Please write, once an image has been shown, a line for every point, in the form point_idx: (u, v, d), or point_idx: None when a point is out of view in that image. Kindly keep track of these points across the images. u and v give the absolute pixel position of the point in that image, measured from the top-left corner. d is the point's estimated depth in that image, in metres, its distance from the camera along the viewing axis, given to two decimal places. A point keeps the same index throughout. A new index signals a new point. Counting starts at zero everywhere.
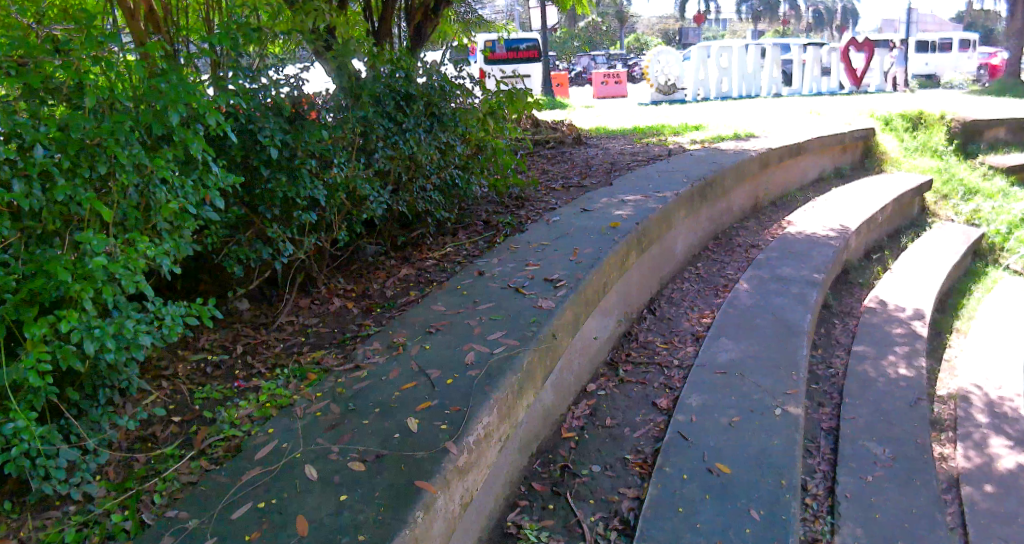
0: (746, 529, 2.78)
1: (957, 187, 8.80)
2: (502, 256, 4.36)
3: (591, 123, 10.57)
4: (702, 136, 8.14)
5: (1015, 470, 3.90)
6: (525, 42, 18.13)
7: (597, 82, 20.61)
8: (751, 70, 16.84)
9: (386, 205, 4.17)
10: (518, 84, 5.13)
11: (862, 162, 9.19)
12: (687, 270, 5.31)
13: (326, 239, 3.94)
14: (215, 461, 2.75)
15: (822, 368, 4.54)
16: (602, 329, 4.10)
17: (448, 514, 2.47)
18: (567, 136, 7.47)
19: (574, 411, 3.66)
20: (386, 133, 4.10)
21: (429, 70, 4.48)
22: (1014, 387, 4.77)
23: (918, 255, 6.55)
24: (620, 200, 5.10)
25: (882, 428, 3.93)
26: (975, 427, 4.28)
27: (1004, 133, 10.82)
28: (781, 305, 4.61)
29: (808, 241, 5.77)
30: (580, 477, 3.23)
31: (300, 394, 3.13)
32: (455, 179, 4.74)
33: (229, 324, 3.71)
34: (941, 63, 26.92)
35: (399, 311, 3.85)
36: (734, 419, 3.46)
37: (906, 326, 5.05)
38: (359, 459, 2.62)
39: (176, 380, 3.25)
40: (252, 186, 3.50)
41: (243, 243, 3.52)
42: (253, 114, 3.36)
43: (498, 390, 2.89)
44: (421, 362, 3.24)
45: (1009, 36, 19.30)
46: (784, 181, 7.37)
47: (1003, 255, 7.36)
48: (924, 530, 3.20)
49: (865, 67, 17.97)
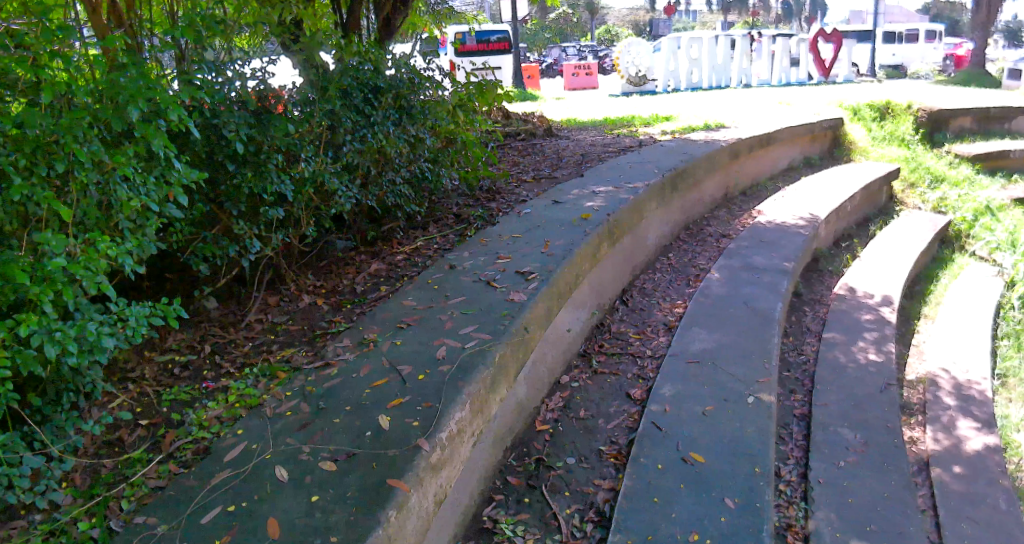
0: (721, 518, 2.79)
1: (924, 174, 8.90)
2: (473, 248, 4.34)
3: (562, 115, 10.53)
4: (673, 126, 8.18)
5: (982, 451, 3.99)
6: (496, 34, 18.26)
7: (567, 74, 20.57)
8: (721, 61, 16.94)
9: (355, 199, 4.12)
10: (488, 74, 5.10)
11: (830, 151, 9.30)
12: (659, 260, 5.32)
13: (294, 234, 3.88)
14: (184, 464, 2.70)
15: (793, 356, 4.59)
16: (575, 321, 4.10)
17: (422, 512, 2.46)
18: (539, 128, 7.46)
19: (547, 404, 3.65)
20: (354, 126, 4.04)
21: (398, 61, 4.43)
22: (980, 370, 4.87)
23: (886, 243, 6.64)
24: (592, 192, 5.09)
25: (854, 413, 3.98)
26: (944, 410, 4.37)
27: (968, 123, 11.04)
28: (753, 293, 4.65)
29: (779, 230, 5.82)
30: (555, 469, 3.22)
31: (269, 393, 3.09)
32: (425, 172, 4.70)
33: (196, 323, 3.64)
34: (908, 54, 27.38)
35: (369, 307, 3.82)
36: (709, 408, 3.47)
37: (875, 313, 5.12)
38: (330, 458, 2.59)
39: (142, 382, 3.19)
40: (218, 182, 3.44)
41: (209, 241, 3.46)
42: (218, 108, 3.30)
43: (469, 385, 2.87)
44: (392, 357, 3.21)
45: (973, 28, 19.52)
46: (754, 171, 7.44)
47: (970, 242, 7.46)
48: (895, 514, 3.26)
49: (834, 58, 18.14)
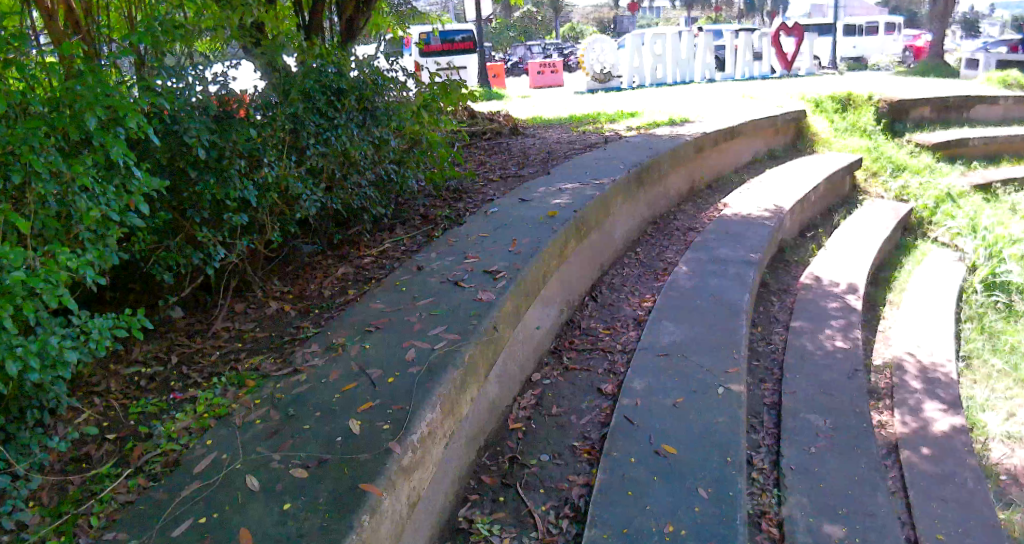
0: (695, 509, 2.82)
1: (886, 163, 9.06)
2: (441, 249, 4.33)
3: (528, 113, 10.54)
4: (638, 122, 8.24)
5: (949, 432, 4.07)
6: (460, 34, 18.21)
7: (533, 73, 20.56)
8: (685, 56, 17.08)
9: (320, 203, 4.09)
10: (453, 74, 5.11)
11: (793, 143, 9.43)
12: (627, 255, 5.36)
13: (259, 240, 3.84)
14: (153, 477, 2.65)
15: (761, 345, 4.65)
16: (544, 319, 4.11)
17: (396, 515, 2.45)
18: (504, 127, 7.45)
19: (520, 402, 3.65)
20: (317, 129, 4.01)
21: (360, 62, 4.40)
22: (945, 352, 4.98)
23: (850, 231, 6.75)
24: (558, 189, 5.10)
25: (823, 399, 4.04)
26: (911, 394, 4.45)
27: (928, 112, 11.26)
28: (720, 285, 4.70)
29: (744, 222, 5.89)
30: (529, 467, 3.23)
31: (238, 402, 3.04)
32: (391, 173, 4.67)
33: (162, 334, 3.58)
34: (868, 46, 27.83)
35: (337, 311, 3.79)
36: (679, 400, 3.50)
37: (841, 300, 5.21)
38: (301, 465, 2.57)
39: (109, 395, 3.13)
40: (180, 189, 3.39)
41: (173, 249, 3.40)
42: (178, 114, 3.25)
43: (440, 386, 2.87)
44: (361, 361, 3.19)
45: (931, 19, 19.88)
46: (719, 165, 7.52)
47: (931, 228, 7.62)
48: (866, 497, 3.31)
49: (796, 51, 18.38)
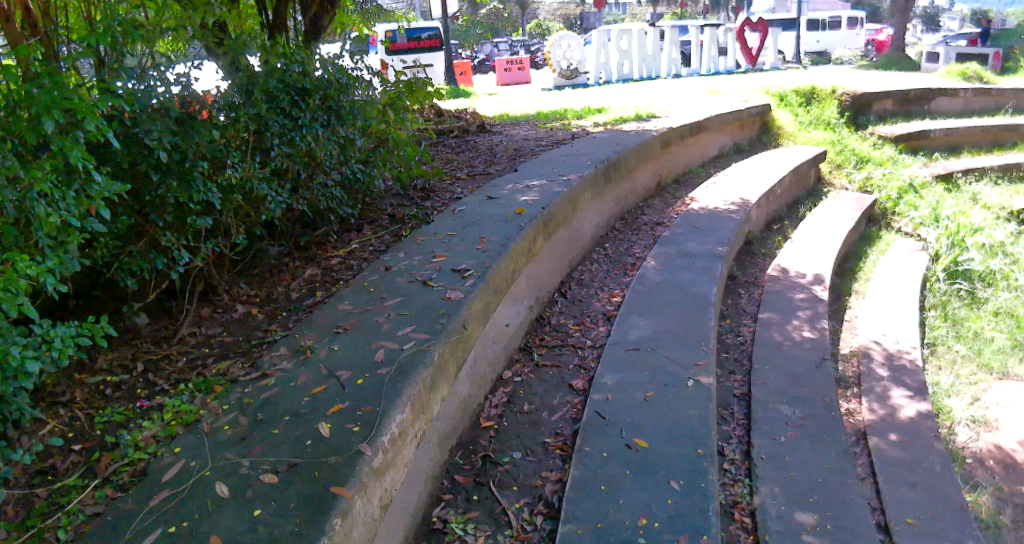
0: (668, 501, 2.84)
1: (850, 156, 9.21)
2: (409, 248, 4.30)
3: (495, 111, 10.53)
4: (605, 118, 8.27)
5: (916, 418, 4.15)
6: (427, 32, 18.13)
7: (500, 70, 20.53)
8: (651, 52, 17.19)
9: (286, 204, 4.03)
10: (419, 73, 5.08)
11: (759, 137, 9.55)
12: (595, 251, 5.39)
13: (224, 243, 3.78)
14: (121, 488, 2.59)
15: (731, 337, 4.70)
16: (514, 316, 4.11)
17: (368, 517, 2.44)
18: (471, 124, 7.42)
19: (491, 400, 3.65)
20: (281, 130, 3.96)
21: (325, 61, 4.37)
22: (910, 340, 5.07)
23: (815, 223, 6.85)
24: (526, 186, 5.11)
25: (792, 389, 4.10)
26: (878, 381, 4.53)
27: (890, 105, 11.46)
28: (688, 279, 4.73)
29: (711, 216, 5.94)
30: (502, 464, 3.23)
31: (206, 408, 3.00)
32: (357, 173, 4.63)
33: (127, 341, 3.51)
34: (830, 40, 28.39)
35: (305, 314, 3.75)
36: (650, 394, 3.52)
37: (808, 291, 5.28)
38: (270, 470, 2.54)
39: (74, 405, 3.06)
40: (142, 193, 3.32)
41: (135, 254, 3.33)
42: (139, 116, 3.19)
43: (409, 387, 2.85)
44: (330, 363, 3.16)
45: (892, 13, 20.21)
46: (686, 159, 7.58)
47: (895, 219, 7.76)
48: (835, 484, 3.37)
49: (760, 45, 18.59)
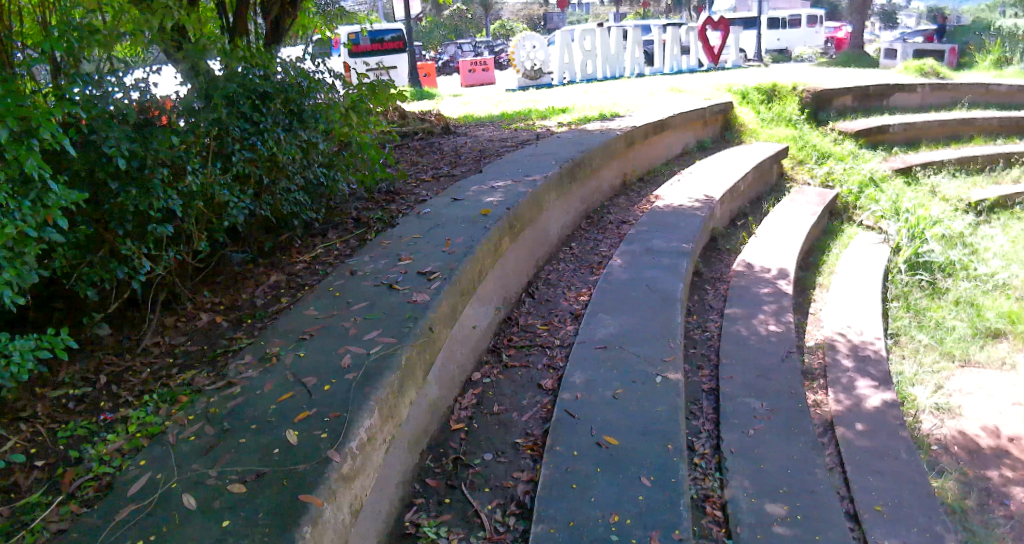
0: (639, 497, 2.86)
1: (811, 151, 9.37)
2: (375, 252, 4.28)
3: (459, 112, 10.51)
4: (569, 118, 8.31)
5: (882, 407, 4.23)
6: (390, 33, 18.05)
7: (464, 71, 20.49)
8: (614, 52, 17.31)
9: (248, 209, 3.98)
10: (381, 75, 5.06)
11: (721, 134, 9.66)
12: (562, 251, 5.41)
13: (186, 251, 3.71)
14: (86, 503, 2.54)
15: (698, 333, 4.75)
16: (481, 317, 4.10)
17: (338, 524, 2.43)
18: (436, 126, 7.40)
19: (461, 402, 3.64)
20: (243, 135, 3.90)
21: (286, 64, 4.34)
22: (873, 331, 5.18)
23: (778, 218, 6.95)
24: (491, 187, 5.11)
25: (759, 383, 4.15)
26: (844, 372, 4.61)
27: (849, 101, 11.69)
28: (655, 276, 4.77)
29: (676, 213, 6.00)
30: (473, 466, 3.22)
31: (171, 419, 2.94)
32: (321, 177, 4.59)
33: (89, 353, 3.43)
34: (790, 38, 28.89)
35: (271, 320, 3.70)
36: (618, 391, 3.54)
37: (773, 285, 5.36)
38: (238, 480, 2.50)
39: (35, 420, 2.98)
40: (101, 201, 3.25)
41: (95, 264, 3.26)
42: (96, 123, 3.13)
43: (377, 391, 2.84)
44: (296, 370, 3.12)
45: (851, 12, 20.59)
46: (650, 157, 7.65)
47: (856, 213, 7.91)
48: (804, 475, 3.42)
49: (722, 44, 18.82)
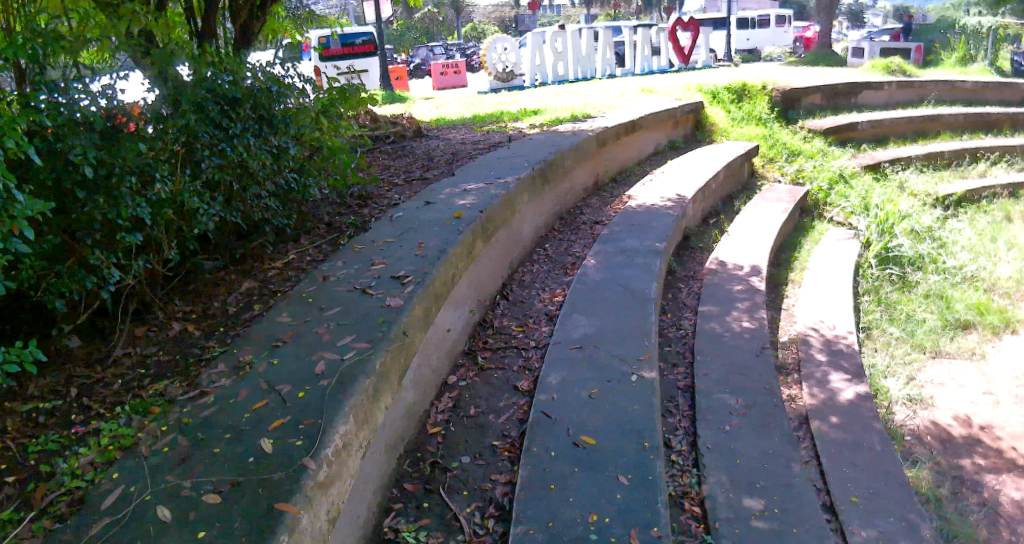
0: (616, 495, 2.88)
1: (781, 149, 9.48)
2: (347, 257, 4.25)
3: (431, 115, 10.49)
4: (541, 119, 8.32)
5: (855, 400, 4.30)
6: (361, 37, 17.98)
7: (436, 73, 20.45)
8: (586, 53, 17.38)
9: (218, 216, 3.93)
10: (352, 79, 5.04)
11: (692, 134, 9.75)
12: (536, 252, 5.42)
13: (156, 259, 3.66)
14: (58, 519, 2.49)
15: (672, 331, 4.79)
16: (456, 321, 4.10)
17: (316, 532, 2.42)
18: (408, 129, 7.38)
19: (437, 406, 3.63)
20: (212, 141, 3.86)
21: (254, 69, 4.30)
22: (846, 325, 5.25)
23: (749, 216, 7.03)
24: (463, 190, 5.10)
25: (735, 379, 4.19)
26: (817, 367, 4.68)
27: (818, 100, 11.87)
28: (628, 276, 4.80)
29: (649, 213, 6.04)
30: (451, 470, 3.22)
31: (144, 431, 2.90)
32: (292, 183, 4.56)
33: (58, 365, 3.36)
34: (759, 38, 29.24)
35: (244, 328, 3.67)
36: (594, 391, 3.55)
37: (746, 282, 5.41)
38: (214, 490, 2.47)
39: (4, 436, 2.92)
40: (68, 210, 3.20)
41: (63, 274, 3.20)
42: (61, 131, 3.08)
43: (351, 397, 2.82)
44: (270, 378, 3.10)
45: (819, 11, 20.87)
46: (622, 157, 7.69)
47: (826, 209, 8.02)
48: (779, 469, 3.46)
49: (692, 44, 18.98)
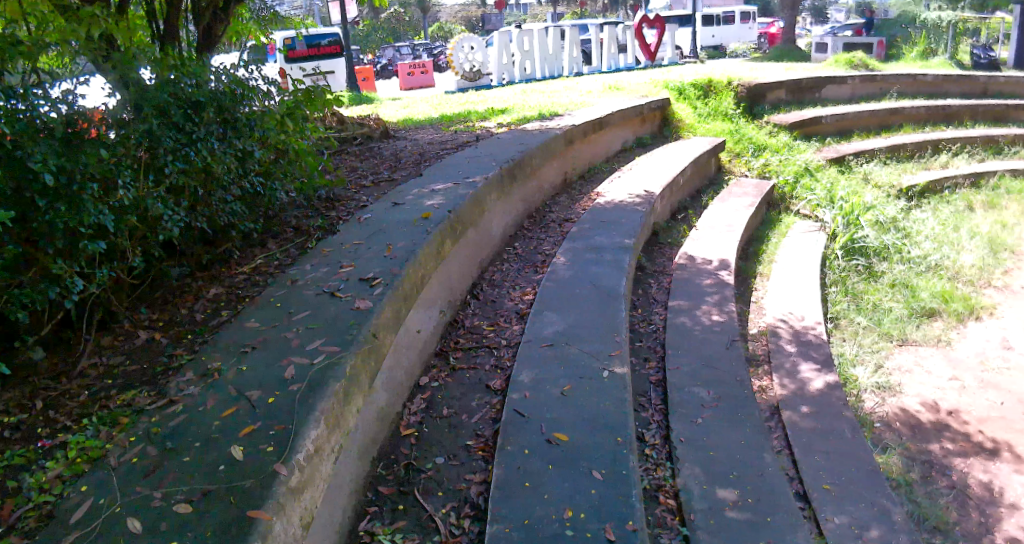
0: (591, 491, 2.90)
1: (747, 144, 9.60)
2: (316, 260, 4.22)
3: (398, 115, 10.44)
4: (509, 118, 8.32)
5: (824, 389, 4.37)
6: (326, 38, 17.84)
7: (403, 74, 20.36)
8: (553, 51, 17.42)
9: (183, 222, 3.87)
10: (317, 80, 4.99)
11: (659, 130, 9.82)
12: (506, 251, 5.43)
13: (120, 267, 3.59)
14: (26, 534, 2.43)
15: (643, 326, 4.83)
16: (427, 322, 4.09)
17: (289, 538, 2.40)
18: (375, 130, 7.33)
19: (410, 407, 3.62)
20: (175, 145, 3.79)
21: (217, 71, 4.23)
22: (814, 315, 5.34)
23: (717, 211, 7.11)
24: (431, 190, 5.09)
25: (706, 372, 4.24)
26: (787, 357, 4.75)
27: (783, 95, 12.05)
28: (598, 273, 4.83)
29: (618, 209, 6.08)
30: (425, 471, 3.21)
31: (113, 442, 2.85)
32: (258, 187, 4.51)
33: (21, 378, 3.28)
34: (724, 34, 29.55)
35: (212, 334, 3.62)
36: (567, 388, 3.57)
37: (715, 276, 5.47)
38: (185, 500, 2.44)
39: None
40: (28, 219, 3.12)
41: (24, 284, 3.11)
42: (20, 139, 3.03)
43: (322, 401, 2.81)
44: (239, 384, 3.06)
45: (783, 8, 21.13)
46: (590, 155, 7.73)
47: (792, 202, 8.13)
48: (751, 459, 3.51)
49: (658, 41, 19.11)
